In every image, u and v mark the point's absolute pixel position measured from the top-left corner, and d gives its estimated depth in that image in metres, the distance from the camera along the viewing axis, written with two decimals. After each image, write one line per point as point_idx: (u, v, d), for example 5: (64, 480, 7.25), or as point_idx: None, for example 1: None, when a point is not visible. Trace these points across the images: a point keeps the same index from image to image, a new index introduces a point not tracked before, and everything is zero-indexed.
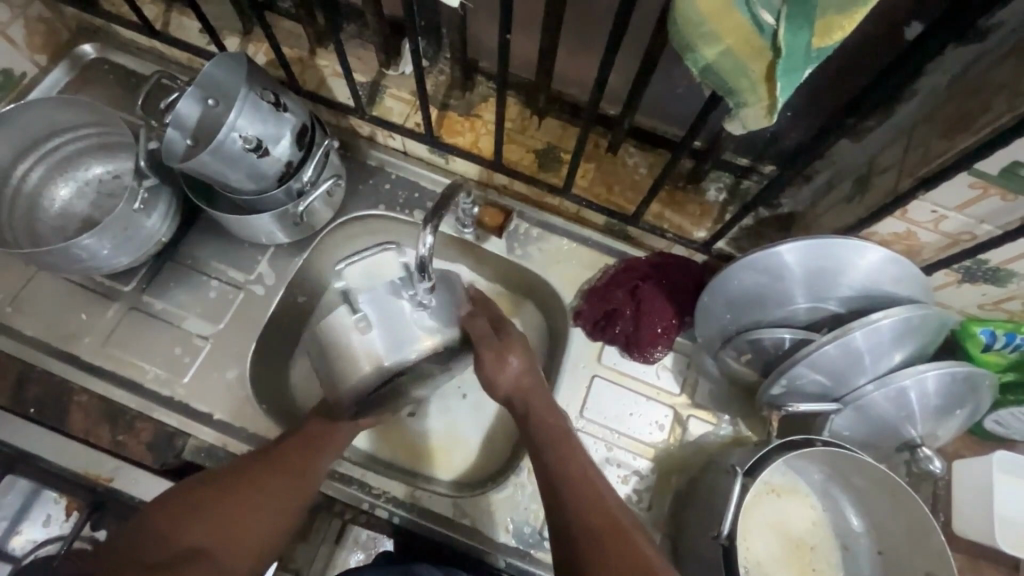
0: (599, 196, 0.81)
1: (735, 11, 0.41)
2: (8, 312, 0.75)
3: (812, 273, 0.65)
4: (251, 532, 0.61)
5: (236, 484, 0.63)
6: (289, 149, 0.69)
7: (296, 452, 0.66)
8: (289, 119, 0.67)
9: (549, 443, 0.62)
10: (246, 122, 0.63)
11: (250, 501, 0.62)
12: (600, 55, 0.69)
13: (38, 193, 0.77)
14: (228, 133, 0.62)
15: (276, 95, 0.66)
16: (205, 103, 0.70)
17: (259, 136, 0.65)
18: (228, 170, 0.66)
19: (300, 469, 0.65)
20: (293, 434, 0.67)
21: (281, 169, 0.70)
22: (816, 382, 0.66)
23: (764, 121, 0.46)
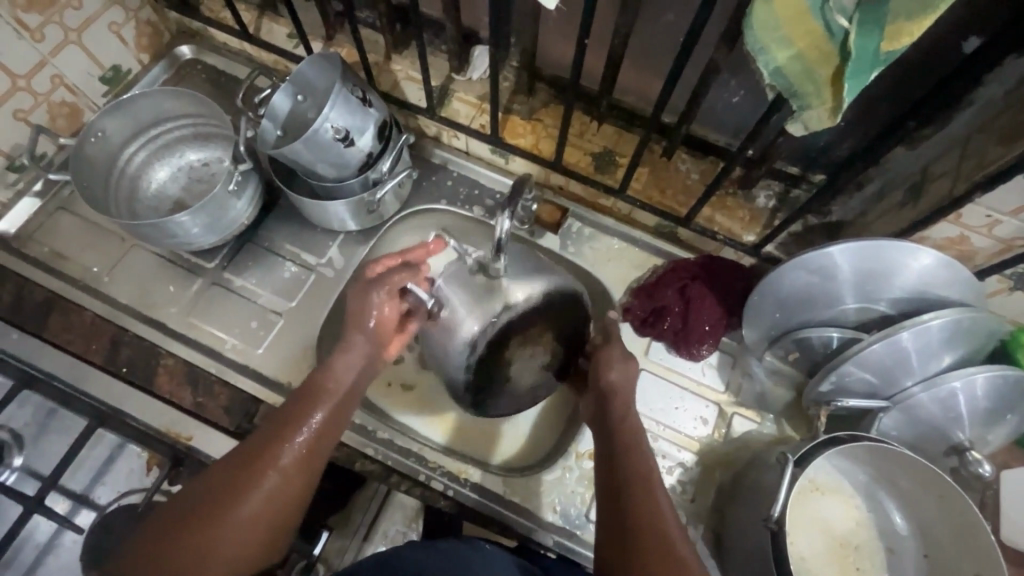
0: (651, 198, 0.84)
1: (808, 16, 0.45)
2: (105, 282, 0.83)
3: (863, 274, 0.67)
4: (259, 515, 0.56)
5: (251, 465, 0.58)
6: (371, 141, 0.75)
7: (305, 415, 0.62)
8: (375, 113, 0.74)
9: (618, 442, 0.63)
10: (338, 114, 0.69)
11: (253, 480, 0.57)
12: (663, 63, 0.74)
13: (138, 175, 0.85)
14: (322, 123, 0.68)
15: (363, 91, 0.72)
16: (295, 98, 0.77)
17: (347, 127, 0.71)
18: (318, 158, 0.72)
19: (316, 431, 0.62)
20: (299, 403, 0.63)
21: (362, 160, 0.76)
22: (864, 380, 0.68)
23: (827, 123, 0.50)
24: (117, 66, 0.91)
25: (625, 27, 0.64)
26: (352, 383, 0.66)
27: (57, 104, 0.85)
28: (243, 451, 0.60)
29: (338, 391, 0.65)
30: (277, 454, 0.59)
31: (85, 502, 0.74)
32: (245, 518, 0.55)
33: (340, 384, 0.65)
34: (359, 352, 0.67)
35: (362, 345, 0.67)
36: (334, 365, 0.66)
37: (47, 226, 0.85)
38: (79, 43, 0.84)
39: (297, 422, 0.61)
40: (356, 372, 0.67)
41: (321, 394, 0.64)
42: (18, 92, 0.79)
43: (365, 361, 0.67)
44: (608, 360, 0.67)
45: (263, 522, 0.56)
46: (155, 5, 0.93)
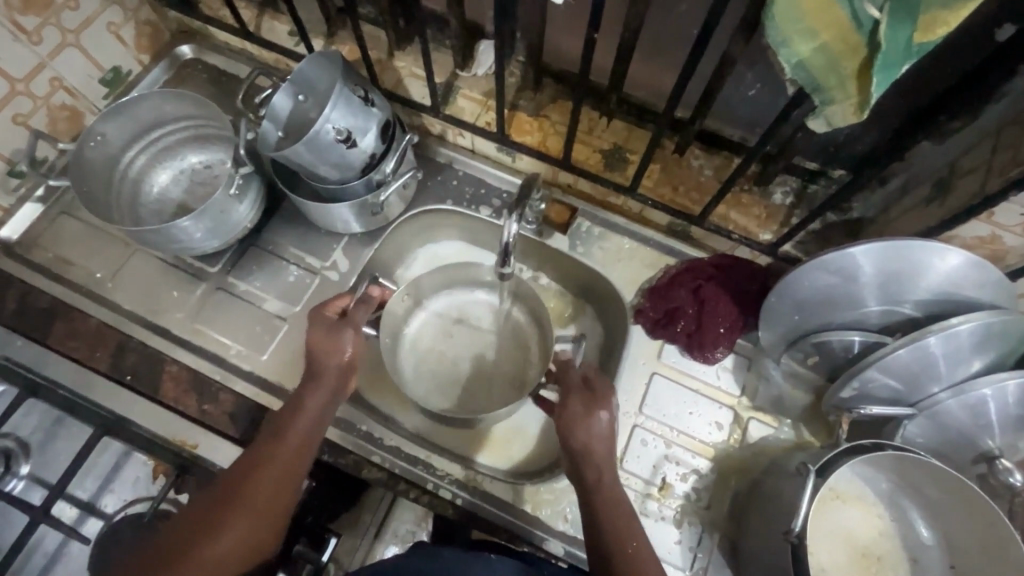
0: (663, 196, 0.82)
1: (834, 5, 0.42)
2: (109, 287, 0.82)
3: (887, 277, 0.64)
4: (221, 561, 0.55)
5: (219, 507, 0.58)
6: (374, 141, 0.73)
7: (270, 454, 0.61)
8: (378, 113, 0.72)
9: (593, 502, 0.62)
10: (339, 115, 0.67)
11: (216, 525, 0.56)
12: (676, 56, 0.71)
13: (139, 179, 0.84)
14: (323, 124, 0.66)
15: (365, 90, 0.70)
16: (296, 98, 0.75)
17: (349, 128, 0.69)
18: (320, 160, 0.70)
19: (283, 468, 0.61)
20: (263, 443, 0.62)
21: (365, 161, 0.74)
22: (888, 386, 0.65)
23: (851, 118, 0.48)
24: (117, 67, 0.89)
25: (636, 18, 0.61)
26: (322, 416, 0.65)
27: (57, 108, 0.84)
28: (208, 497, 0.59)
29: (302, 426, 0.64)
30: (245, 495, 0.58)
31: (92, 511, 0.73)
32: (211, 562, 0.55)
33: (308, 419, 0.64)
34: (324, 387, 0.66)
35: (326, 377, 0.66)
36: (302, 401, 0.65)
37: (51, 231, 0.85)
38: (78, 45, 0.83)
39: (260, 463, 0.60)
40: (325, 407, 0.65)
41: (288, 429, 0.63)
42: (17, 96, 0.78)
43: (331, 396, 0.66)
44: (579, 415, 0.63)
45: (230, 563, 0.56)
46: (155, 4, 0.91)
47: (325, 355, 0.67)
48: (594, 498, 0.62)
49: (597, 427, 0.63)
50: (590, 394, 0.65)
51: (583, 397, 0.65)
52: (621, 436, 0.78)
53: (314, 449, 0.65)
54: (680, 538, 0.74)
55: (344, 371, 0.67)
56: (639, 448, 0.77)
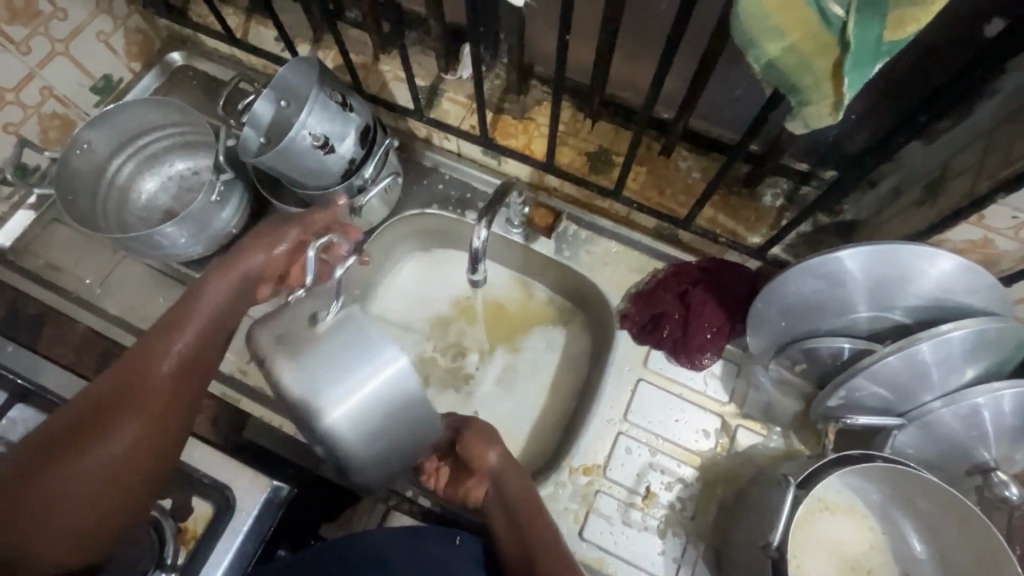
0: (650, 199, 0.80)
1: (801, 5, 0.40)
2: (97, 293, 0.84)
3: (875, 281, 0.62)
4: (126, 458, 0.53)
5: (115, 395, 0.54)
6: (354, 146, 0.73)
7: (169, 341, 0.57)
8: (357, 118, 0.72)
9: (523, 515, 0.63)
10: (315, 120, 0.68)
11: (111, 421, 0.53)
12: (656, 56, 0.69)
13: (127, 185, 0.85)
14: (299, 130, 0.66)
15: (344, 95, 0.70)
16: (280, 104, 0.75)
17: (326, 133, 0.69)
18: (299, 167, 0.70)
19: (186, 361, 0.57)
20: (158, 328, 0.58)
21: (344, 166, 0.73)
22: (877, 395, 0.63)
23: (828, 119, 0.46)
24: (108, 75, 0.91)
25: (612, 18, 0.60)
26: (232, 299, 0.61)
27: (48, 116, 0.85)
28: (100, 390, 0.55)
29: (206, 313, 0.59)
30: (141, 385, 0.55)
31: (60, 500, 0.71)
32: (112, 456, 0.52)
33: (209, 309, 0.60)
34: (229, 276, 0.62)
35: (236, 265, 0.62)
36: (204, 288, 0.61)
37: (43, 239, 0.86)
38: (68, 54, 0.84)
39: (156, 354, 0.56)
40: (235, 291, 0.62)
41: (188, 317, 0.59)
42: (8, 106, 0.80)
43: (242, 279, 0.62)
44: (474, 446, 0.65)
45: (131, 460, 0.53)
46: (144, 12, 0.92)
47: (260, 245, 0.64)
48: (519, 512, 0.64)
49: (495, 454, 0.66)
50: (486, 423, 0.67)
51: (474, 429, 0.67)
52: (606, 444, 0.76)
53: (220, 333, 0.61)
54: (664, 549, 0.72)
55: (267, 262, 0.64)
56: (623, 456, 0.76)
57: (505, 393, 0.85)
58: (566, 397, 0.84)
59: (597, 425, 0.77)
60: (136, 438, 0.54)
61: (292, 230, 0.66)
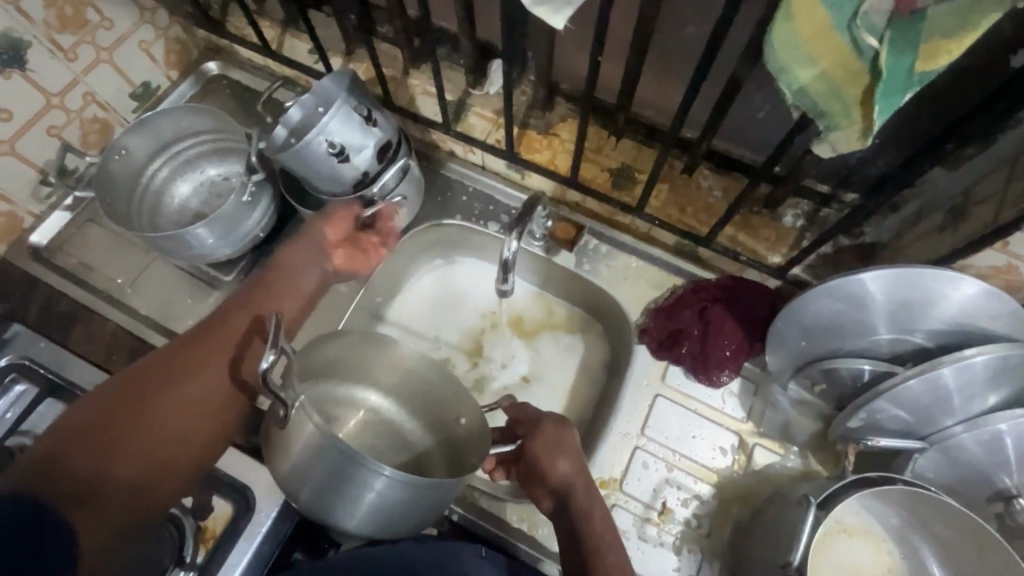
0: (671, 216, 0.82)
1: (833, 36, 0.41)
2: (128, 292, 0.86)
3: (897, 303, 0.63)
4: (210, 394, 0.60)
5: (207, 339, 0.63)
6: (368, 159, 0.74)
7: (256, 301, 0.67)
8: (376, 134, 0.72)
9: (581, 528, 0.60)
10: (336, 129, 0.68)
11: (205, 358, 0.61)
12: (682, 78, 0.71)
13: (162, 189, 0.88)
14: (317, 135, 0.67)
15: (370, 109, 0.71)
16: (318, 108, 0.76)
17: (344, 143, 0.70)
18: (312, 168, 0.71)
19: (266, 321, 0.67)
20: (245, 291, 0.68)
21: (357, 176, 0.74)
22: (898, 417, 0.63)
23: (856, 144, 0.47)
24: (147, 82, 0.94)
25: (642, 41, 0.62)
26: (297, 272, 0.72)
27: (89, 120, 0.88)
28: (196, 335, 0.63)
29: (284, 284, 0.70)
30: (232, 333, 0.64)
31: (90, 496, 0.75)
32: (201, 387, 0.60)
33: (286, 280, 0.71)
34: (302, 249, 0.73)
35: (308, 244, 0.74)
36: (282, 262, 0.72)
37: (76, 238, 0.88)
38: (111, 62, 0.87)
39: (245, 310, 0.66)
40: (302, 265, 0.72)
41: (269, 286, 0.69)
42: (53, 110, 0.82)
43: (307, 252, 0.73)
44: (551, 448, 0.63)
45: (215, 396, 0.61)
46: (184, 22, 0.95)
47: (324, 223, 0.75)
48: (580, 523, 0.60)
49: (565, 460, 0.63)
50: (556, 418, 0.65)
51: (555, 424, 0.64)
52: (622, 458, 0.77)
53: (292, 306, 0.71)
54: (679, 566, 0.72)
55: (325, 237, 0.75)
56: (640, 471, 0.76)
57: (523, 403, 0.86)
58: (582, 410, 0.85)
59: (614, 438, 0.77)
60: (215, 378, 0.61)
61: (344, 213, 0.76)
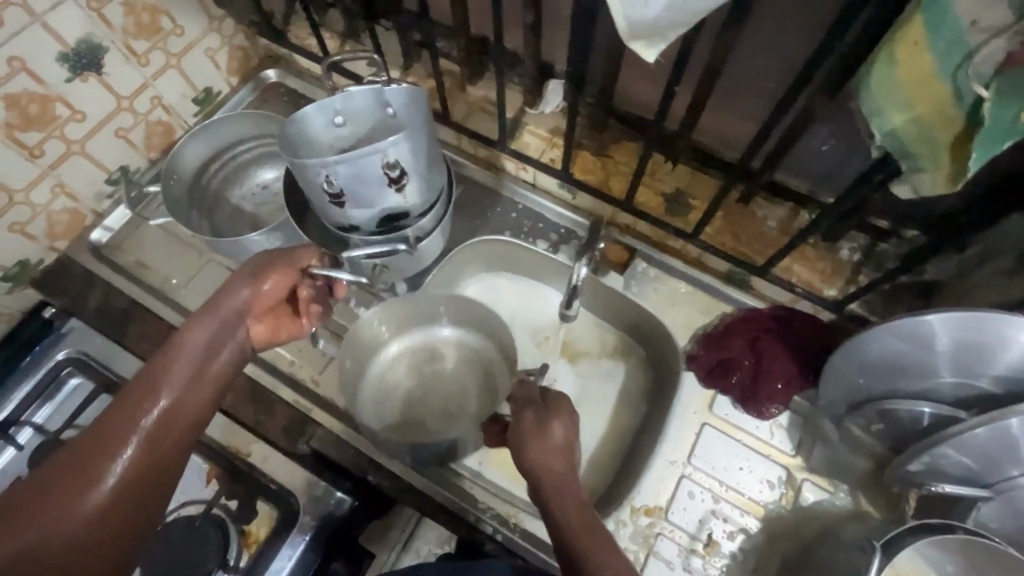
0: (725, 244, 0.82)
1: (934, 81, 0.41)
2: (177, 289, 0.87)
3: (963, 349, 0.60)
4: (87, 534, 0.48)
5: (73, 463, 0.50)
6: (365, 215, 0.69)
7: (147, 396, 0.54)
8: (390, 198, 0.67)
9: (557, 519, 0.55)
10: (343, 176, 0.62)
11: (72, 488, 0.48)
12: (747, 109, 0.70)
13: (221, 191, 0.90)
14: (320, 170, 0.62)
15: (400, 173, 0.65)
16: (385, 111, 0.70)
17: (345, 190, 0.64)
18: (306, 189, 0.66)
19: (161, 419, 0.53)
20: (131, 384, 0.55)
21: (348, 220, 0.70)
22: (960, 464, 0.61)
23: (943, 187, 0.47)
24: (209, 88, 0.96)
25: (715, 74, 0.62)
26: (211, 349, 0.59)
27: (153, 123, 0.90)
28: (60, 458, 0.50)
29: (188, 363, 0.57)
30: (107, 446, 0.51)
31: None
32: (74, 530, 0.48)
33: (190, 359, 0.57)
34: (214, 319, 0.60)
35: (229, 313, 0.62)
36: (183, 337, 0.58)
37: (133, 237, 0.90)
38: (178, 67, 0.89)
39: (128, 411, 0.53)
40: (211, 344, 0.59)
41: (162, 371, 0.55)
42: (122, 112, 0.85)
43: (222, 323, 0.61)
44: (534, 428, 0.62)
45: (96, 532, 0.48)
46: (249, 31, 0.97)
47: (257, 280, 0.64)
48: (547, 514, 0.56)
49: (551, 442, 0.60)
50: (542, 405, 0.64)
51: (538, 408, 0.64)
52: (668, 486, 0.76)
53: (202, 390, 0.57)
54: None
55: (250, 302, 0.63)
56: (685, 500, 0.75)
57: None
58: (624, 433, 0.84)
59: (659, 465, 0.77)
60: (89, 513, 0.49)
61: (276, 272, 0.65)
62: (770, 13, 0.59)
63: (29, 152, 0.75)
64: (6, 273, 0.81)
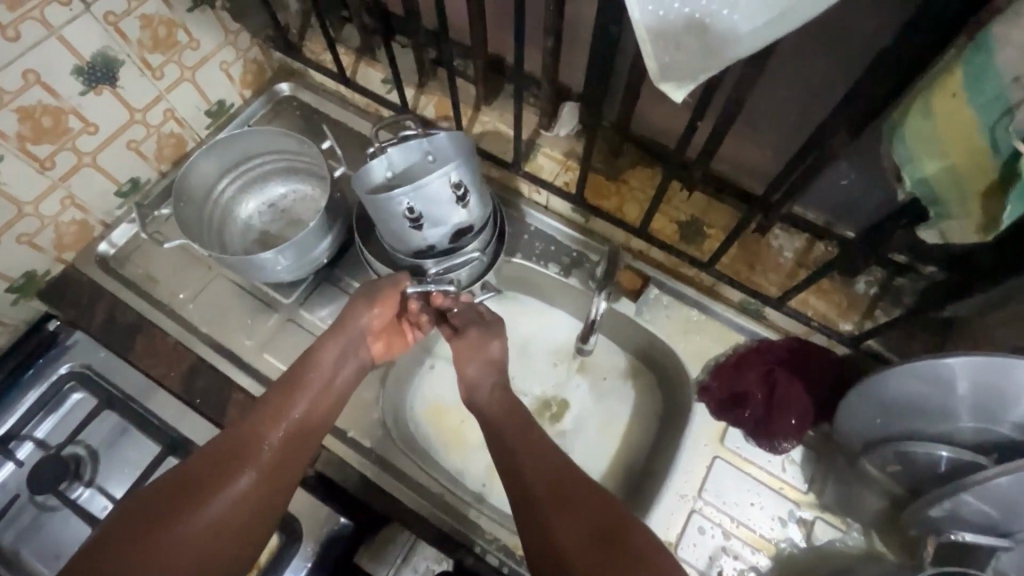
0: (740, 273, 0.80)
1: (972, 127, 0.40)
2: (185, 306, 0.86)
3: (981, 395, 0.58)
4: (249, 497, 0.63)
5: (242, 444, 0.66)
6: (438, 236, 0.71)
7: (289, 401, 0.69)
8: (460, 215, 0.70)
9: (511, 435, 0.70)
10: (420, 200, 0.65)
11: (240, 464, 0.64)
12: (766, 141, 0.70)
13: (231, 206, 0.89)
14: (399, 198, 0.64)
15: (467, 190, 0.68)
16: (425, 157, 0.71)
17: (422, 213, 0.67)
18: (382, 221, 0.69)
19: (300, 419, 0.69)
20: (277, 389, 0.70)
21: (422, 246, 0.72)
22: (981, 512, 0.59)
23: (973, 237, 0.45)
24: (222, 100, 0.95)
25: (738, 108, 0.61)
26: (335, 371, 0.72)
27: (165, 135, 0.90)
28: (230, 440, 0.66)
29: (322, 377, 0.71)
30: (263, 435, 0.66)
31: (106, 493, 0.77)
32: (238, 492, 0.63)
33: (321, 373, 0.71)
34: (341, 338, 0.73)
35: (349, 336, 0.74)
36: (318, 354, 0.72)
37: (141, 250, 0.89)
38: (192, 80, 0.88)
39: (278, 409, 0.68)
40: (338, 361, 0.73)
41: (305, 380, 0.70)
42: (134, 125, 0.84)
43: (343, 351, 0.73)
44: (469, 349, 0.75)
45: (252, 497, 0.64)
46: (263, 45, 0.96)
47: (371, 302, 0.74)
48: (497, 431, 0.71)
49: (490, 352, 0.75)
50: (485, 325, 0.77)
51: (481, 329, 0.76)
52: (678, 520, 0.75)
53: (329, 400, 0.71)
54: None
55: (370, 324, 0.75)
56: (695, 536, 0.74)
57: (575, 448, 0.84)
58: (633, 461, 0.84)
59: (668, 498, 0.76)
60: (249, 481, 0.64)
61: (386, 293, 0.74)
62: (796, 48, 0.58)
63: (40, 165, 0.75)
64: (12, 285, 0.80)
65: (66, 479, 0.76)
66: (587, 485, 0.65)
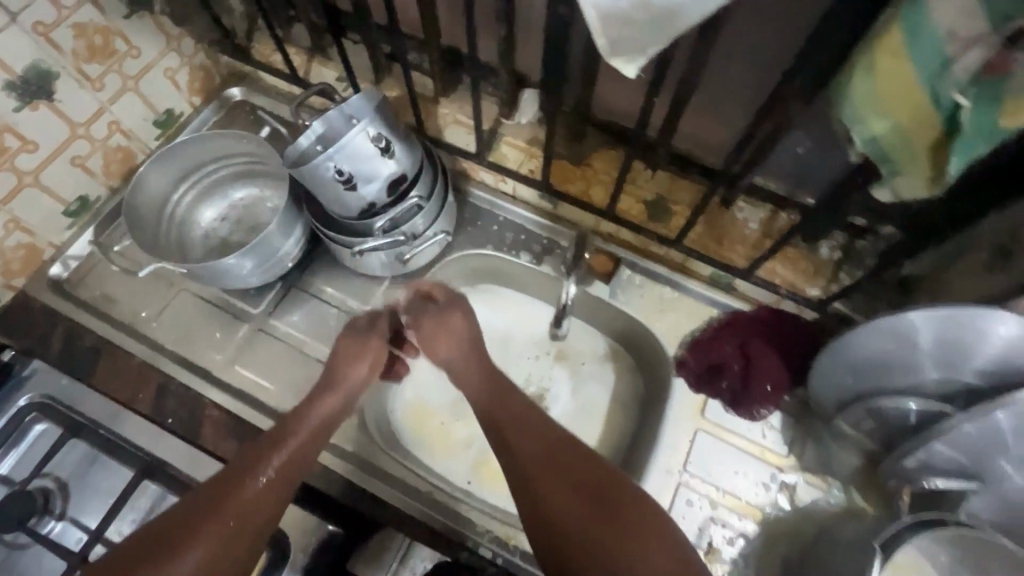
0: (707, 247, 0.83)
1: (915, 85, 0.41)
2: (150, 325, 0.84)
3: (943, 347, 0.59)
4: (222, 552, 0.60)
5: (221, 488, 0.63)
6: (375, 191, 0.71)
7: (275, 450, 0.66)
8: (389, 166, 0.69)
9: (504, 414, 0.69)
10: (345, 158, 0.65)
11: (218, 513, 0.61)
12: (722, 113, 0.70)
13: (188, 214, 0.86)
14: (324, 161, 0.65)
15: (388, 141, 0.68)
16: (350, 122, 0.71)
17: (352, 172, 0.67)
18: (318, 191, 0.69)
19: (286, 463, 0.66)
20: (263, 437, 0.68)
21: (364, 206, 0.72)
22: (950, 459, 0.61)
23: (922, 189, 0.47)
24: (170, 109, 0.92)
25: (693, 82, 0.61)
26: (327, 427, 0.71)
27: (113, 149, 0.86)
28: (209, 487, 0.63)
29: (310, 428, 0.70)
30: (245, 484, 0.63)
31: (80, 524, 0.74)
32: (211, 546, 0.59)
33: (310, 422, 0.70)
34: (333, 394, 0.73)
35: (335, 399, 0.73)
36: (310, 407, 0.71)
37: (98, 271, 0.86)
38: (136, 90, 0.85)
39: (262, 457, 0.66)
40: (332, 414, 0.72)
41: (294, 430, 0.69)
42: (77, 140, 0.80)
43: (343, 402, 0.74)
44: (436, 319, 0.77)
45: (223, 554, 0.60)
46: (209, 49, 0.93)
47: (362, 361, 0.76)
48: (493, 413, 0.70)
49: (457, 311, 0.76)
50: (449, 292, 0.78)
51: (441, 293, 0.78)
52: (666, 496, 0.76)
53: (313, 447, 0.69)
54: None
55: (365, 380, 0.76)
56: (683, 509, 0.75)
57: None
58: (619, 441, 0.85)
59: (655, 475, 0.77)
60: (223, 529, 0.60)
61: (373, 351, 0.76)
62: (743, 21, 0.58)
63: None
64: None
65: (35, 514, 0.72)
66: (590, 470, 0.63)
